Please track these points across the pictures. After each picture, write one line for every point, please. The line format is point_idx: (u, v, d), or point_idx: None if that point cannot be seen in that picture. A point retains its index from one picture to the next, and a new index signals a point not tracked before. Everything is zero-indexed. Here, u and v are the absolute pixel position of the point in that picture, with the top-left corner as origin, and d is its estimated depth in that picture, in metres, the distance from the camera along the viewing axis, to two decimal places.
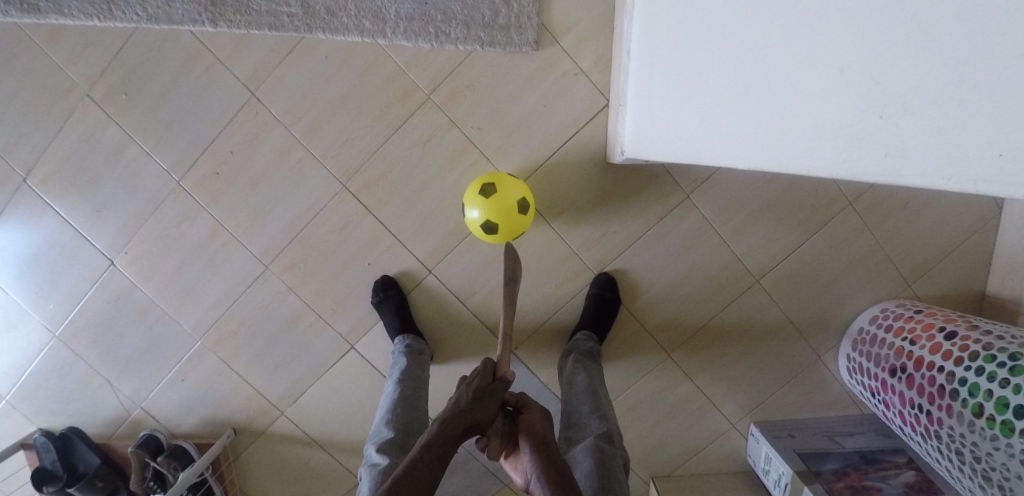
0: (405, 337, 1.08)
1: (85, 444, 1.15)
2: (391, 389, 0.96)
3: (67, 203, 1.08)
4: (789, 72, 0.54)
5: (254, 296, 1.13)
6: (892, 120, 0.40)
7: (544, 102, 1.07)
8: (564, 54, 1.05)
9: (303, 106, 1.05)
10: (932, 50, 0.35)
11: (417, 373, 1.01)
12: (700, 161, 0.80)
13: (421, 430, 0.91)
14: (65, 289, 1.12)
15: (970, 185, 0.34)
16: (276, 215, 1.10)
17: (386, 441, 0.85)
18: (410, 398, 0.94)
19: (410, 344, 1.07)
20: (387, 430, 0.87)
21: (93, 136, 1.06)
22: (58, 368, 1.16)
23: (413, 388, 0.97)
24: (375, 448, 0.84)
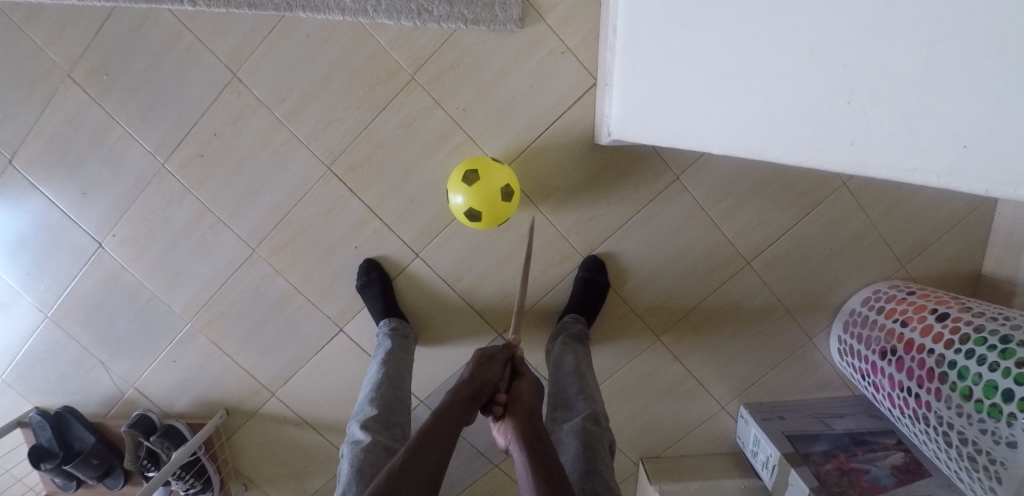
0: (391, 319, 1.08)
1: (80, 423, 1.17)
2: (376, 369, 0.97)
3: (54, 185, 1.09)
4: (760, 50, 0.51)
5: (243, 279, 1.14)
6: (860, 106, 0.37)
7: (531, 81, 1.05)
8: (551, 31, 1.03)
9: (286, 87, 1.04)
10: (899, 28, 0.31)
11: (402, 354, 1.02)
12: (682, 144, 0.78)
13: (405, 410, 0.92)
14: (55, 270, 1.13)
15: (935, 179, 0.31)
16: (262, 198, 1.09)
17: (369, 419, 0.86)
18: (394, 378, 0.95)
19: (396, 327, 1.07)
20: (370, 408, 0.88)
21: (77, 117, 1.06)
22: (52, 348, 1.18)
23: (396, 369, 0.97)
24: (358, 425, 0.85)
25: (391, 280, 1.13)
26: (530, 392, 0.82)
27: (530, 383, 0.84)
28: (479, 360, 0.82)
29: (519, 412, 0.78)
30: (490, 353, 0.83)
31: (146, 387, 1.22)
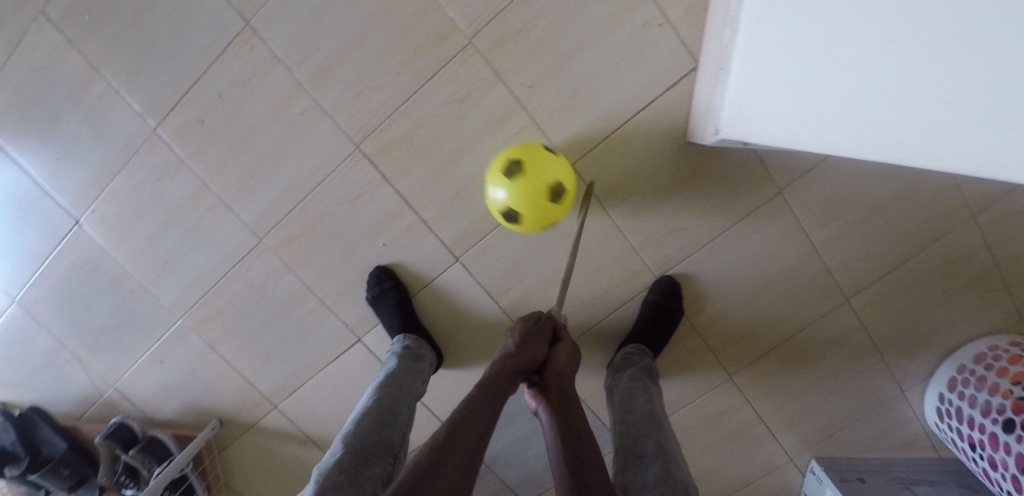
0: (406, 336, 0.89)
1: (49, 427, 1.02)
2: (367, 397, 0.74)
3: (22, 146, 0.90)
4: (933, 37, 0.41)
5: (245, 274, 0.95)
6: None
7: (616, 57, 0.83)
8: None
9: (311, 43, 0.83)
10: None
11: (407, 382, 0.79)
12: (762, 112, 0.71)
13: (387, 462, 0.65)
14: (23, 249, 0.97)
15: None
16: (274, 180, 0.90)
17: (334, 464, 0.61)
18: (384, 413, 0.70)
19: (409, 346, 0.87)
20: (342, 448, 0.63)
21: (51, 65, 0.86)
22: (21, 336, 1.02)
23: (392, 401, 0.73)
24: (317, 473, 0.59)
25: (407, 291, 0.93)
26: (573, 365, 0.68)
27: (569, 350, 0.70)
28: (525, 333, 0.70)
29: (549, 383, 0.65)
30: (535, 326, 0.72)
31: (128, 389, 1.05)
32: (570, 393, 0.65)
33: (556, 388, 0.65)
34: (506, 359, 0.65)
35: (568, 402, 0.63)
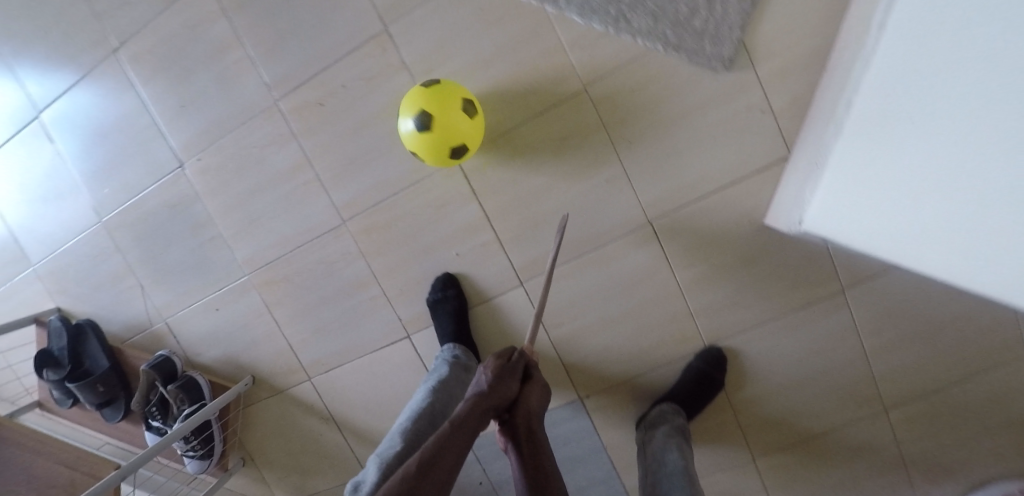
0: (457, 346, 0.92)
1: (97, 342, 1.08)
2: (421, 396, 0.78)
3: (154, 88, 1.00)
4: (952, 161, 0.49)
5: (319, 250, 1.00)
6: None
7: (719, 133, 0.87)
8: (766, 83, 0.84)
9: (437, 57, 0.89)
10: None
11: (456, 389, 0.82)
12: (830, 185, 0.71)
13: None
14: (123, 176, 1.05)
15: None
16: (371, 170, 0.95)
17: (393, 456, 0.66)
18: (437, 415, 0.74)
19: (459, 356, 0.89)
20: (398, 444, 0.67)
21: (202, 25, 0.95)
22: (95, 253, 1.10)
23: (443, 406, 0.76)
24: (376, 463, 0.66)
25: (466, 303, 0.97)
26: (541, 402, 0.72)
27: (541, 389, 0.72)
28: (498, 371, 0.69)
29: (519, 426, 0.68)
30: (508, 365, 0.70)
31: (178, 326, 1.10)
32: (541, 437, 0.69)
33: (527, 432, 0.68)
34: (480, 399, 0.65)
35: (537, 449, 0.67)
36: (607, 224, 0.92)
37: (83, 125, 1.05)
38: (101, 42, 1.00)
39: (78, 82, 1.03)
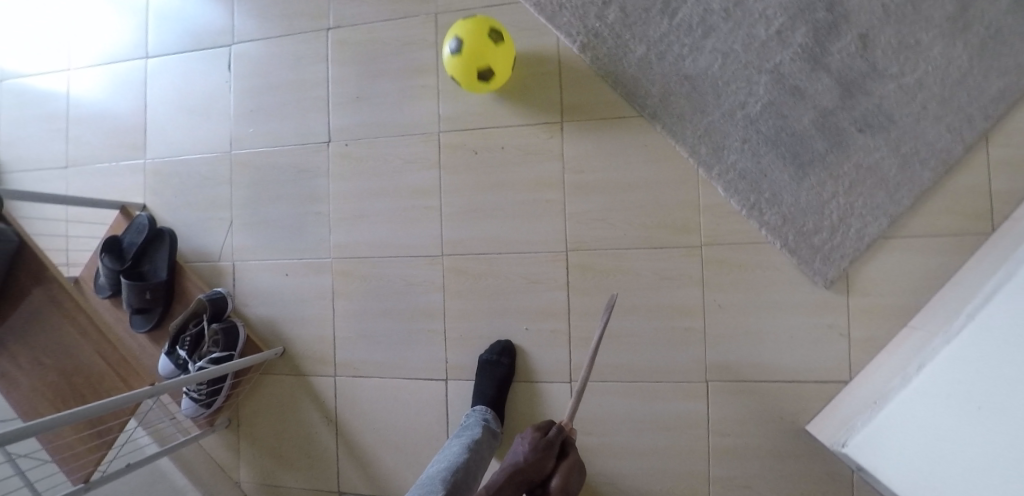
0: (489, 410, 0.95)
1: (167, 253, 1.12)
2: (456, 451, 0.82)
3: (341, 71, 1.10)
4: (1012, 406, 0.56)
5: (407, 267, 1.07)
6: None
7: (800, 337, 0.93)
8: (859, 314, 0.91)
9: (591, 163, 1.00)
10: None
11: (486, 454, 0.86)
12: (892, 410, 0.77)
13: None
14: (269, 127, 1.14)
15: None
16: (487, 224, 1.03)
17: None
18: (469, 473, 0.78)
19: (489, 420, 0.93)
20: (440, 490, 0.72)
21: (410, 45, 1.07)
22: (208, 177, 1.18)
23: (474, 466, 0.80)
24: None
25: (512, 375, 1.00)
26: (578, 485, 0.67)
27: (578, 472, 0.68)
28: (536, 445, 0.67)
29: None
30: (545, 439, 0.68)
31: (244, 272, 1.15)
32: None
33: None
34: (514, 473, 0.63)
35: None
36: (668, 366, 0.97)
37: (262, 72, 1.15)
38: (317, 16, 1.12)
39: (278, 37, 1.15)
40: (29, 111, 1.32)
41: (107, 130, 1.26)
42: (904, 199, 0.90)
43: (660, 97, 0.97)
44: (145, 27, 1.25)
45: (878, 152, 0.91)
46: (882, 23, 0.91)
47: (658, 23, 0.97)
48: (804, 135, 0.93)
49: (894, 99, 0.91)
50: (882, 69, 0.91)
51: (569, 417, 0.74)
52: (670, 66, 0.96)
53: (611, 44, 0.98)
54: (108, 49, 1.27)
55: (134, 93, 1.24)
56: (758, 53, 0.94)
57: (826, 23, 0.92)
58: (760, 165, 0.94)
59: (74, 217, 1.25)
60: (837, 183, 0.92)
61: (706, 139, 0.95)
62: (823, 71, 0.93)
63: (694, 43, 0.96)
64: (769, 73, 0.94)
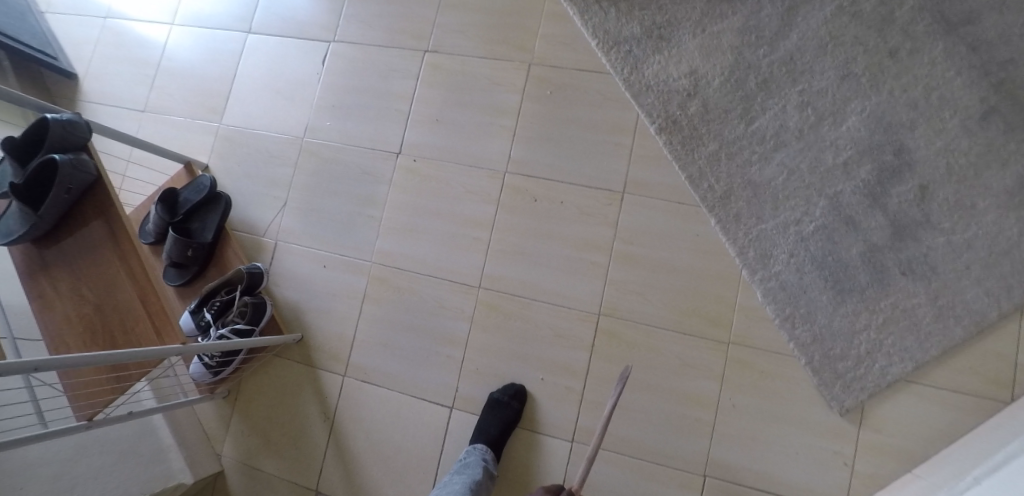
0: (488, 450, 0.95)
1: (218, 218, 1.15)
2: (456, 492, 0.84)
3: (428, 92, 1.16)
4: None
5: (442, 290, 1.09)
6: None
7: (809, 459, 0.93)
8: (871, 450, 0.91)
9: (641, 237, 1.03)
10: None
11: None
12: None
13: None
14: (345, 125, 1.19)
15: None
16: (528, 269, 1.06)
17: None
18: None
19: (488, 461, 0.93)
20: None
21: (498, 85, 1.13)
22: (274, 156, 1.23)
23: None
24: None
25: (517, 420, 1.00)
26: None
27: None
28: None
29: None
30: None
31: (285, 254, 1.19)
32: None
33: None
34: None
35: None
36: (671, 452, 0.97)
37: (352, 73, 1.21)
38: (418, 37, 1.19)
39: (376, 45, 1.21)
40: (125, 52, 1.39)
41: (191, 87, 1.31)
42: (933, 349, 0.92)
43: (722, 194, 1.01)
44: (253, 3, 1.31)
45: (917, 298, 0.94)
46: (944, 179, 0.96)
47: (735, 126, 1.02)
48: (849, 265, 0.97)
49: (941, 252, 0.95)
50: (935, 221, 0.95)
51: (577, 483, 0.76)
52: (737, 169, 1.01)
53: (686, 134, 1.03)
54: (213, 14, 1.34)
55: (227, 60, 1.30)
56: (822, 178, 0.99)
57: (890, 166, 0.98)
58: (801, 282, 0.98)
59: (136, 159, 1.30)
60: (871, 317, 0.95)
61: (756, 244, 0.99)
62: (880, 209, 0.97)
63: (765, 153, 1.01)
64: (827, 198, 0.98)
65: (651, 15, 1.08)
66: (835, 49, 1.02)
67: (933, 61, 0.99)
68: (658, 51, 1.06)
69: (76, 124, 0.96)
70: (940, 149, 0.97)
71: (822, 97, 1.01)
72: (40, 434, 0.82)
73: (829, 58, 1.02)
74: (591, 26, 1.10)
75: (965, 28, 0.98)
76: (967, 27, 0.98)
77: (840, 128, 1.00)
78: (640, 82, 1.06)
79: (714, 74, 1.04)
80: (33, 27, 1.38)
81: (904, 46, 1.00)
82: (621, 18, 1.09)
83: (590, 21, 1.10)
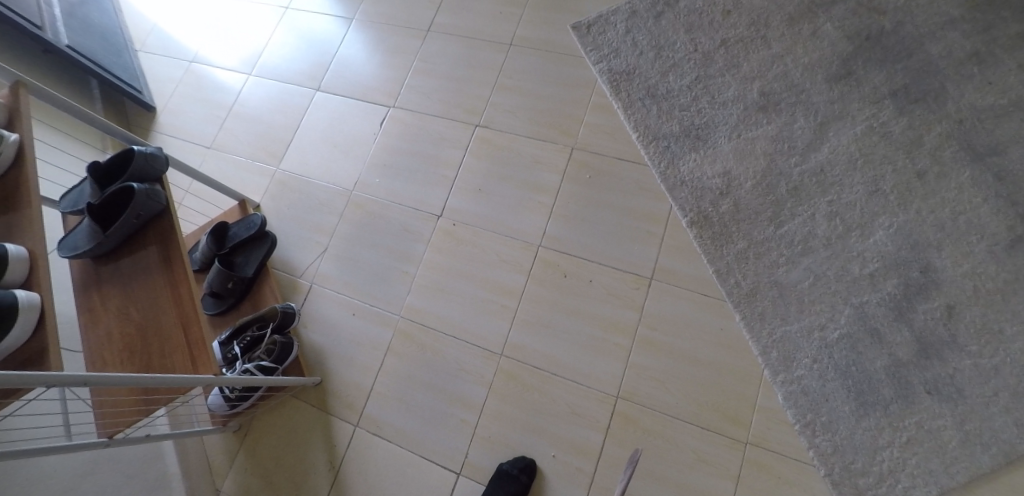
0: None
1: (261, 255, 1.21)
2: None
3: (474, 162, 1.24)
4: None
5: (464, 352, 1.12)
6: None
7: None
8: None
9: (664, 324, 1.05)
10: None
11: None
12: None
13: None
14: (393, 184, 1.27)
15: None
16: (550, 341, 1.08)
17: None
18: None
19: None
20: None
21: (540, 163, 1.20)
22: (323, 204, 1.31)
23: None
24: None
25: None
26: None
27: None
28: None
29: None
30: None
31: (318, 299, 1.23)
32: None
33: None
34: None
35: None
36: None
37: (406, 136, 1.31)
38: (471, 112, 1.29)
39: (431, 115, 1.31)
40: (202, 94, 1.52)
41: (257, 133, 1.43)
42: (960, 476, 0.87)
43: (748, 291, 1.03)
44: (325, 65, 1.45)
45: (944, 421, 0.91)
46: (970, 301, 0.96)
47: (764, 228, 1.06)
48: (872, 377, 0.95)
49: (968, 375, 0.92)
50: (961, 343, 0.94)
51: None
52: (764, 269, 1.04)
53: (716, 230, 1.08)
54: (289, 70, 1.47)
55: (293, 112, 1.42)
56: (848, 287, 1.01)
57: (917, 283, 0.99)
58: (823, 389, 0.96)
59: (194, 191, 1.39)
60: (895, 434, 0.91)
61: (779, 344, 1.00)
62: (905, 324, 0.97)
63: (792, 256, 1.04)
64: (852, 307, 1.00)
65: (689, 116, 1.16)
66: (864, 165, 1.07)
67: (960, 186, 1.03)
68: (694, 150, 1.13)
69: (156, 158, 1.06)
70: (967, 272, 0.98)
71: (851, 209, 1.05)
72: (63, 448, 0.84)
73: (858, 173, 1.07)
74: (633, 120, 1.19)
75: (992, 159, 1.03)
76: (993, 158, 1.03)
77: (867, 240, 1.03)
78: (675, 176, 1.13)
79: (747, 177, 1.10)
80: (127, 64, 1.54)
81: (932, 170, 1.05)
82: (661, 117, 1.17)
83: (633, 116, 1.19)
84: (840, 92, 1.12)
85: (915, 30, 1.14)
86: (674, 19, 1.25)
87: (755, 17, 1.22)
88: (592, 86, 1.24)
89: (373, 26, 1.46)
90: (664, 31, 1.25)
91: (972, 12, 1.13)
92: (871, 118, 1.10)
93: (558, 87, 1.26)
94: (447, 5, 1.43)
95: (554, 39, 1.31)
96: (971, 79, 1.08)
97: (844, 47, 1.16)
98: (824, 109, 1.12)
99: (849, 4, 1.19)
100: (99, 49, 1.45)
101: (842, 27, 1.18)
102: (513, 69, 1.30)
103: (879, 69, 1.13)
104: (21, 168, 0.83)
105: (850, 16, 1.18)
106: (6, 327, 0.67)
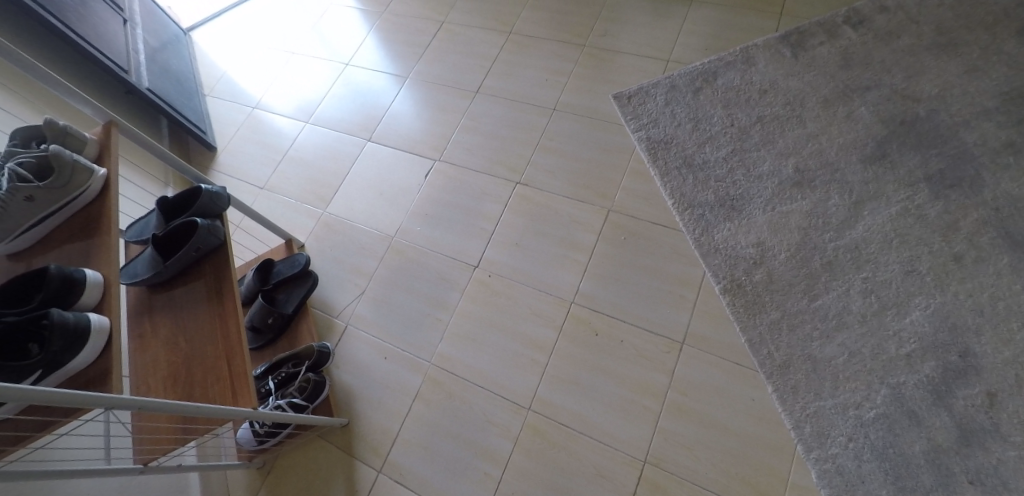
0: None
1: (302, 294, 1.26)
2: None
3: (513, 218, 1.29)
4: None
5: (492, 404, 1.12)
6: None
7: None
8: None
9: (695, 390, 1.05)
10: None
11: None
12: None
13: None
14: (434, 233, 1.33)
15: None
16: (578, 398, 1.09)
17: None
18: None
19: None
20: None
21: (577, 222, 1.25)
22: (365, 248, 1.36)
23: None
24: None
25: None
26: None
27: None
28: None
29: None
30: None
31: (353, 340, 1.27)
32: None
33: None
34: None
35: None
36: None
37: (449, 189, 1.37)
38: (513, 169, 1.35)
39: (475, 170, 1.38)
40: (260, 137, 1.63)
41: (309, 176, 1.51)
42: None
43: (781, 362, 1.03)
44: (377, 118, 1.55)
45: None
46: (1014, 390, 0.93)
47: (798, 300, 1.07)
48: (911, 461, 0.92)
49: (1014, 467, 0.88)
50: (1004, 432, 0.91)
51: None
52: (798, 342, 1.04)
53: (749, 298, 1.09)
54: (343, 120, 1.58)
55: (344, 159, 1.51)
56: (884, 365, 1.00)
57: (956, 367, 0.97)
58: (859, 469, 0.93)
59: (244, 227, 1.47)
60: None
61: (813, 419, 0.98)
62: (945, 409, 0.94)
63: (826, 331, 1.04)
64: (890, 387, 0.98)
65: (724, 187, 1.20)
66: (899, 245, 1.08)
67: (999, 272, 1.03)
68: (728, 219, 1.17)
69: (220, 196, 1.13)
70: (1010, 359, 0.96)
71: (886, 287, 1.06)
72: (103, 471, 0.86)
73: (894, 252, 1.08)
74: (669, 187, 1.23)
75: None
76: None
77: (903, 319, 1.02)
78: (709, 243, 1.15)
79: (781, 249, 1.12)
80: (195, 108, 1.67)
81: (969, 254, 1.05)
82: (697, 186, 1.22)
83: (669, 183, 1.24)
84: (875, 172, 1.16)
85: (949, 118, 1.18)
86: (712, 95, 1.32)
87: (790, 97, 1.28)
88: (630, 152, 1.30)
89: (425, 85, 1.57)
90: (702, 105, 1.31)
91: (1006, 105, 1.17)
92: (906, 199, 1.12)
93: (597, 151, 1.32)
94: (496, 70, 1.53)
95: (596, 107, 1.39)
96: (1007, 168, 1.10)
97: (878, 129, 1.20)
98: (858, 187, 1.15)
99: (883, 90, 1.24)
100: (173, 93, 1.59)
101: (876, 111, 1.22)
102: (555, 132, 1.38)
103: (914, 154, 1.16)
104: (106, 199, 0.90)
105: (883, 102, 1.23)
106: (78, 348, 0.71)
